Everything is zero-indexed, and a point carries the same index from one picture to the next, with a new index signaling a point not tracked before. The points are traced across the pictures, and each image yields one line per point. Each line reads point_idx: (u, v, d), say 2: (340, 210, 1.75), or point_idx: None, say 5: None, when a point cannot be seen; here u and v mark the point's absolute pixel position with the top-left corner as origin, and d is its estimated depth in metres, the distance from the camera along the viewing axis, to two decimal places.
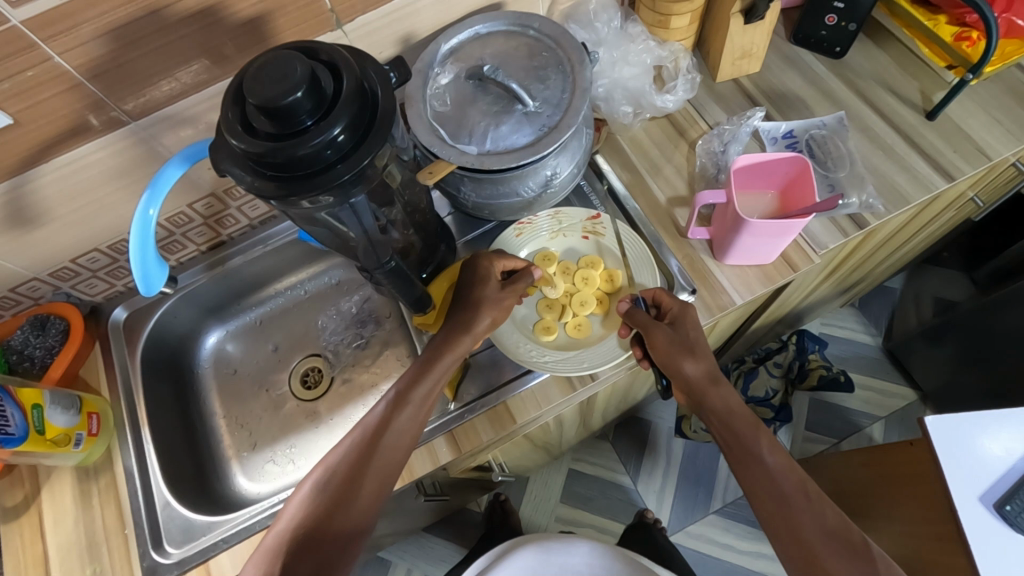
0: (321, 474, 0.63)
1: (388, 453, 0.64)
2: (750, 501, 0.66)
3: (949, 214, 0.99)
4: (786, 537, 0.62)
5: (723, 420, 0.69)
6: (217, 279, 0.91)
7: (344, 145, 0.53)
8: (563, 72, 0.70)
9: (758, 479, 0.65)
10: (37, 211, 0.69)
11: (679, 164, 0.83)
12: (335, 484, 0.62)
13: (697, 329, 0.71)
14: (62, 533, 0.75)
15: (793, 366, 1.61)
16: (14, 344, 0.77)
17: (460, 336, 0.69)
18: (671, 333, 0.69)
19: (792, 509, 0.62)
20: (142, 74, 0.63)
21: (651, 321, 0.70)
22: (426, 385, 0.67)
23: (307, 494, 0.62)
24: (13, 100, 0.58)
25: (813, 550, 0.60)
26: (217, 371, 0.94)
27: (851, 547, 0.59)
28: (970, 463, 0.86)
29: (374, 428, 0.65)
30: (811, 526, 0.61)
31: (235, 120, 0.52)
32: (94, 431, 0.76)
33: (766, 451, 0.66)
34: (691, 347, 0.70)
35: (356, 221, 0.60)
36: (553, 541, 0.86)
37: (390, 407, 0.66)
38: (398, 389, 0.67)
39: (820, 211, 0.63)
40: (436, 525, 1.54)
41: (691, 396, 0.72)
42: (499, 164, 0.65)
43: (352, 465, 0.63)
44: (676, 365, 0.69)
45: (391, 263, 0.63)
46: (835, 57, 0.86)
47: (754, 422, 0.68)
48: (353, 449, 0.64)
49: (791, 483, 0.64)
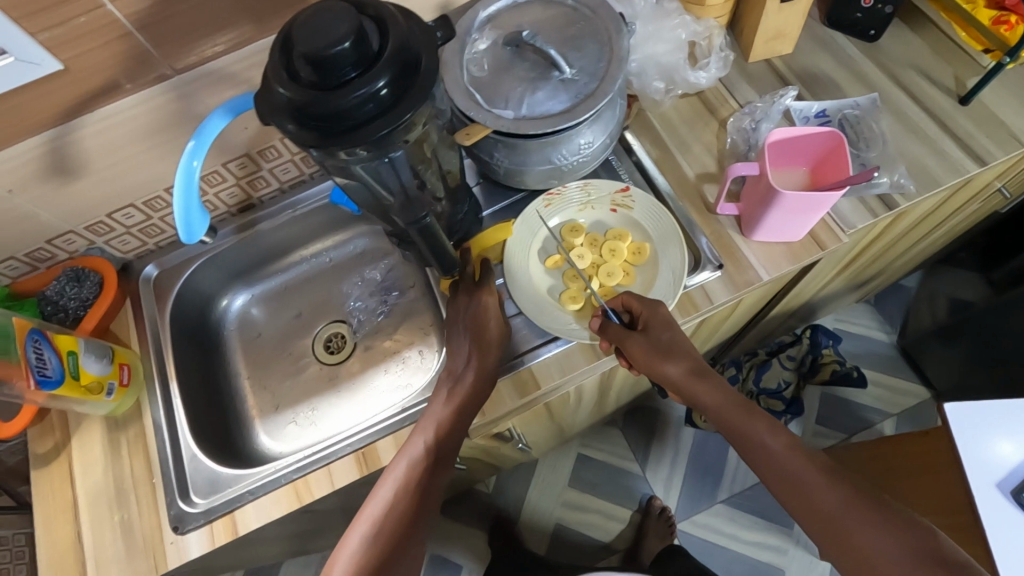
0: (366, 528, 0.65)
1: (428, 504, 0.67)
2: (768, 488, 0.64)
3: (974, 205, 0.99)
4: (809, 517, 0.59)
5: (718, 414, 0.68)
6: (244, 243, 0.92)
7: (386, 100, 0.53)
8: (599, 42, 0.70)
9: (763, 464, 0.63)
10: (79, 161, 0.70)
11: (709, 142, 0.83)
12: (384, 538, 0.64)
13: (670, 329, 0.70)
14: (91, 481, 0.76)
15: (806, 361, 1.60)
16: (50, 294, 0.79)
17: (481, 383, 0.71)
18: (646, 341, 0.69)
19: (807, 488, 0.60)
20: (188, 27, 0.64)
21: (624, 333, 0.70)
22: (457, 435, 0.69)
23: (356, 544, 0.64)
24: (63, 47, 0.59)
25: (838, 526, 0.57)
26: (241, 334, 0.96)
27: (878, 512, 0.56)
28: (985, 450, 0.86)
29: (416, 481, 0.66)
30: (831, 501, 0.58)
31: (280, 67, 0.52)
32: (125, 381, 0.78)
33: (764, 432, 0.64)
34: (667, 349, 0.69)
35: (395, 174, 0.61)
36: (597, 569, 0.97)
37: (427, 462, 0.67)
38: (431, 439, 0.68)
39: (854, 184, 0.64)
40: (444, 505, 1.55)
41: (682, 395, 0.71)
42: (535, 129, 0.66)
43: (398, 521, 0.65)
44: (656, 369, 0.69)
45: (425, 220, 0.62)
46: (868, 41, 0.86)
47: (746, 408, 0.67)
48: (397, 501, 0.66)
49: (798, 459, 0.62)
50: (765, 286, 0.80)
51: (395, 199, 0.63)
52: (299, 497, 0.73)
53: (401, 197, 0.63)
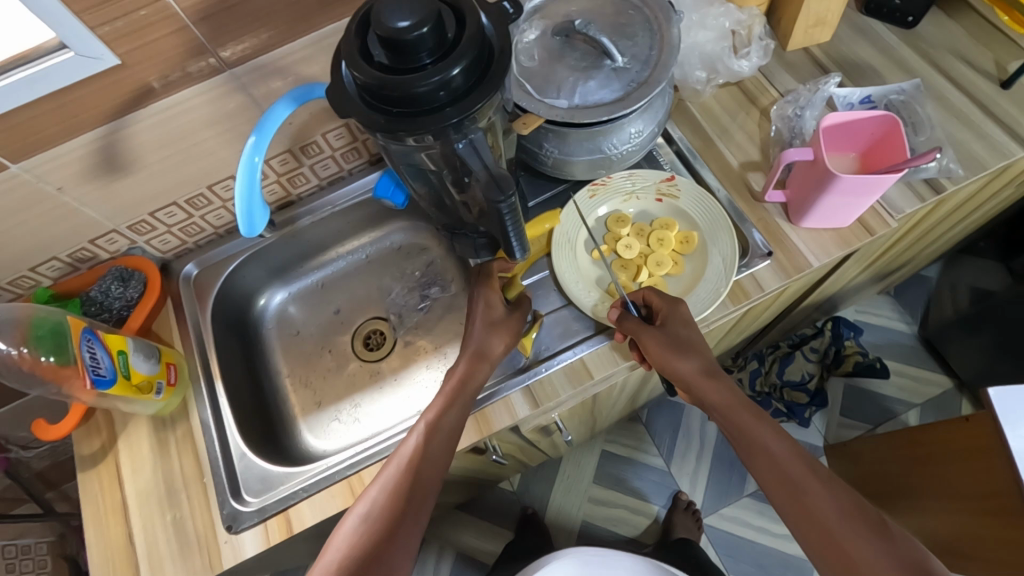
0: (362, 509, 0.60)
1: (430, 488, 0.62)
2: (764, 490, 0.64)
3: (1008, 190, 0.99)
4: (804, 523, 0.59)
5: (724, 414, 0.67)
6: (285, 239, 0.91)
7: (458, 87, 0.53)
8: (651, 30, 0.70)
9: (764, 468, 0.63)
10: (129, 157, 0.70)
11: (752, 130, 0.83)
12: (379, 519, 0.59)
13: (688, 326, 0.69)
14: (140, 480, 0.75)
15: (829, 352, 1.59)
16: (96, 295, 0.78)
17: (480, 362, 0.70)
18: (662, 335, 0.68)
19: (807, 496, 0.60)
20: (244, 20, 0.64)
21: (641, 325, 0.69)
22: (454, 414, 0.67)
23: (351, 526, 0.59)
24: (122, 41, 0.59)
25: (834, 535, 0.57)
26: (279, 332, 0.95)
27: (874, 527, 0.57)
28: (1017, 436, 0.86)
29: (416, 455, 0.63)
30: (829, 511, 0.59)
31: (356, 51, 0.53)
32: (172, 381, 0.77)
33: (769, 437, 0.64)
34: (683, 345, 0.68)
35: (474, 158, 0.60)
36: (594, 557, 0.98)
37: (425, 437, 0.65)
38: (430, 418, 0.66)
39: (913, 165, 0.63)
40: (469, 503, 1.55)
41: (691, 393, 0.70)
42: (590, 117, 0.66)
43: (396, 499, 0.60)
44: (670, 366, 0.67)
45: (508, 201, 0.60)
46: (907, 28, 0.87)
47: (746, 413, 0.66)
48: (395, 480, 0.61)
49: (800, 466, 0.62)
50: (813, 273, 0.80)
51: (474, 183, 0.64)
52: (354, 493, 0.72)
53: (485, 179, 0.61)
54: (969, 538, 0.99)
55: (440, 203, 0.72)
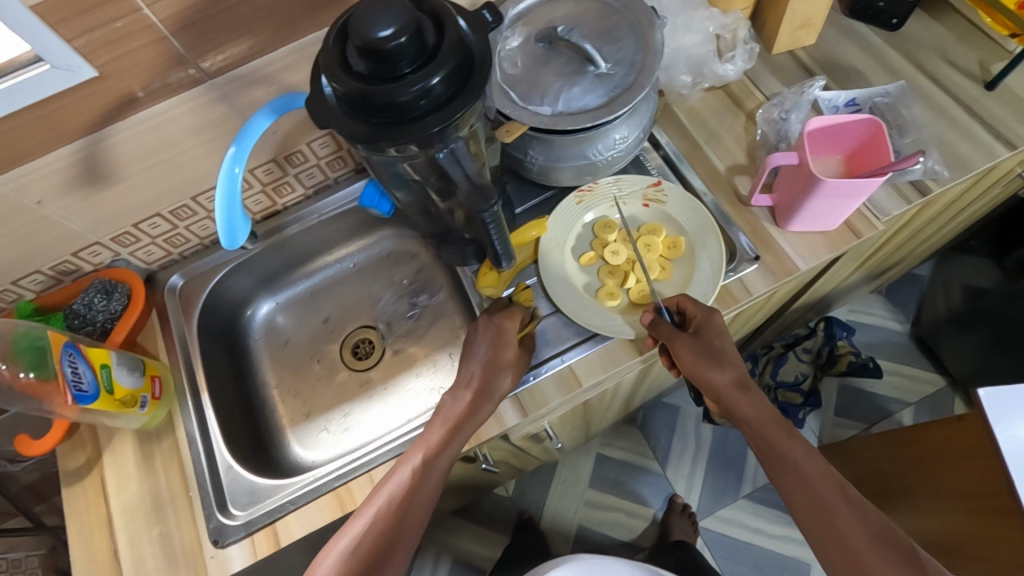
0: (341, 551, 0.61)
1: (415, 524, 0.63)
2: (791, 508, 0.65)
3: (996, 189, 0.99)
4: (830, 544, 0.61)
5: (756, 428, 0.68)
6: (272, 248, 0.91)
7: (439, 96, 0.53)
8: (635, 35, 0.69)
9: (794, 486, 0.64)
10: (110, 169, 0.69)
11: (739, 134, 0.83)
12: (353, 565, 0.60)
13: (723, 336, 0.68)
14: (126, 495, 0.75)
15: (822, 352, 1.60)
16: (78, 308, 0.77)
17: (482, 403, 0.68)
18: (696, 344, 0.67)
19: (836, 517, 0.61)
20: (223, 29, 0.63)
21: (673, 333, 0.68)
22: (448, 452, 0.66)
23: (336, 556, 0.61)
24: (99, 52, 0.58)
25: (860, 558, 0.59)
26: (268, 342, 0.94)
27: (900, 553, 0.59)
28: (1009, 435, 0.86)
29: (400, 498, 0.63)
30: (857, 533, 0.60)
31: (334, 61, 0.52)
32: (157, 394, 0.77)
33: (800, 454, 0.66)
34: (717, 356, 0.68)
35: (457, 167, 0.59)
36: (592, 564, 0.97)
37: (419, 473, 0.64)
38: (426, 453, 0.66)
39: (896, 170, 0.63)
40: (465, 509, 1.54)
41: (720, 404, 0.71)
42: (574, 124, 0.66)
43: (373, 544, 0.61)
44: (702, 375, 0.68)
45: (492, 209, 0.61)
46: (892, 30, 0.86)
47: (775, 429, 0.68)
48: (378, 519, 0.62)
49: (830, 487, 0.63)
50: (802, 276, 0.80)
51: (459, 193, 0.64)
52: (343, 505, 0.72)
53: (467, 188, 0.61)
54: (970, 538, 0.97)
55: (427, 212, 0.72)
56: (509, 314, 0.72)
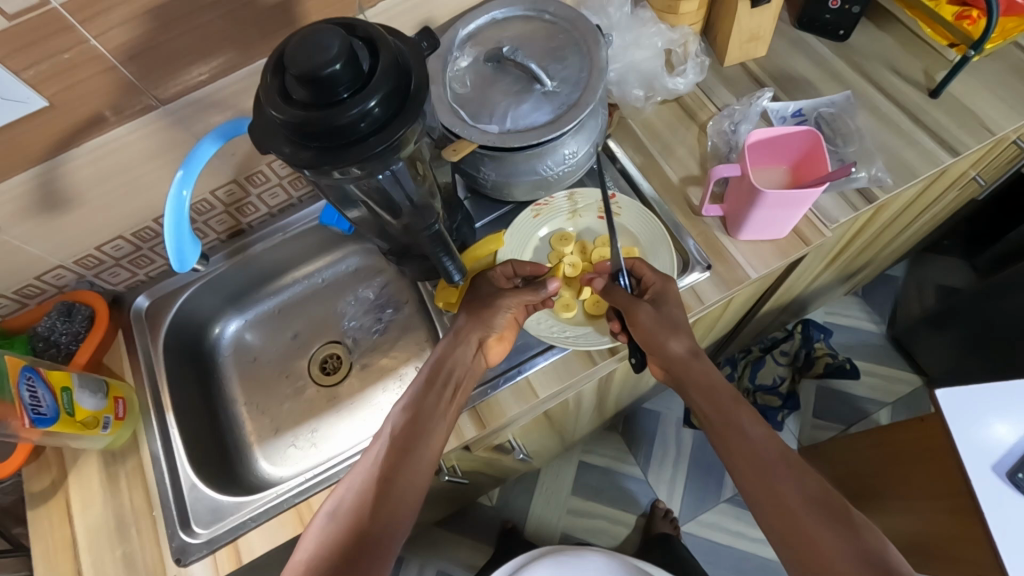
0: (333, 504, 0.62)
1: (410, 466, 0.63)
2: (734, 474, 0.65)
3: (952, 193, 1.00)
4: (767, 505, 0.61)
5: (707, 395, 0.70)
6: (238, 267, 0.92)
7: (379, 117, 0.54)
8: (580, 52, 0.71)
9: (738, 450, 0.65)
10: (68, 195, 0.70)
11: (692, 145, 0.85)
12: (348, 513, 0.60)
13: (678, 305, 0.72)
14: (90, 516, 0.75)
15: (799, 355, 1.60)
16: (41, 331, 0.78)
17: (455, 342, 0.73)
18: (653, 312, 0.70)
19: (774, 479, 0.61)
20: (174, 57, 0.65)
21: (632, 300, 0.71)
22: (433, 397, 0.69)
23: (329, 512, 0.61)
24: (49, 83, 0.60)
25: (796, 517, 0.59)
26: (236, 359, 0.95)
27: (833, 515, 0.58)
28: (968, 436, 0.87)
29: (391, 445, 0.65)
30: (793, 494, 0.60)
31: (274, 91, 0.53)
32: (121, 415, 0.77)
33: (748, 422, 0.66)
34: (674, 325, 0.70)
35: (398, 188, 0.61)
36: (567, 556, 0.96)
37: (403, 418, 0.67)
38: (408, 400, 0.69)
39: (833, 180, 0.66)
40: (449, 519, 1.54)
41: (670, 371, 0.72)
42: (521, 142, 0.67)
43: (368, 490, 0.61)
44: (658, 342, 0.70)
45: (436, 225, 0.69)
46: (839, 40, 0.89)
47: (721, 398, 0.69)
48: (370, 469, 0.63)
49: (773, 451, 0.63)
50: (755, 284, 0.81)
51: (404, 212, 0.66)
52: (303, 520, 0.73)
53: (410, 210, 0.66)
54: (935, 538, 0.98)
55: (382, 230, 0.73)
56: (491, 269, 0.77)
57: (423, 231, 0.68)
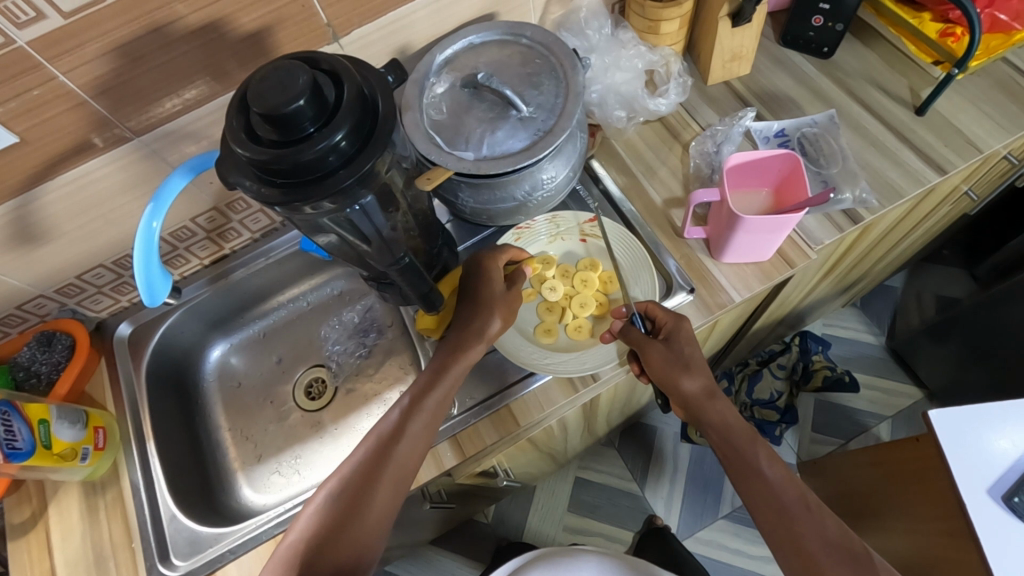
0: (332, 486, 0.63)
1: (402, 463, 0.64)
2: (751, 513, 0.65)
3: (945, 208, 0.98)
4: (788, 548, 0.61)
5: (722, 434, 0.68)
6: (220, 292, 0.91)
7: (347, 151, 0.53)
8: (556, 78, 0.71)
9: (758, 492, 0.64)
10: (44, 226, 0.70)
11: (674, 166, 0.84)
12: (341, 501, 0.62)
13: (692, 343, 0.69)
14: (69, 548, 0.74)
15: (796, 368, 1.49)
16: (20, 361, 0.78)
17: (474, 342, 0.69)
18: (666, 351, 0.68)
19: (794, 521, 0.62)
20: (147, 91, 0.65)
21: (645, 340, 0.70)
22: (438, 392, 0.67)
23: (321, 500, 0.62)
24: (19, 119, 0.60)
25: (817, 561, 0.59)
26: (221, 385, 0.95)
27: (855, 559, 0.59)
28: (961, 457, 0.85)
29: (387, 435, 0.64)
30: (813, 538, 0.60)
31: (240, 129, 0.52)
32: (100, 445, 0.76)
33: (764, 462, 0.66)
34: (687, 363, 0.69)
35: (367, 221, 0.61)
36: (562, 558, 0.85)
37: (407, 413, 0.66)
38: (416, 393, 0.67)
39: (812, 205, 0.64)
40: (445, 539, 1.47)
41: (687, 409, 0.71)
42: (496, 169, 0.66)
43: (361, 481, 0.62)
44: (673, 381, 0.69)
45: (405, 258, 0.65)
46: (824, 57, 0.88)
47: (733, 446, 0.67)
48: (364, 458, 0.64)
49: (793, 493, 0.64)
50: (741, 306, 0.80)
51: (373, 245, 0.64)
52: None
53: (378, 242, 0.64)
54: (935, 559, 0.95)
55: (361, 259, 0.72)
56: (489, 255, 0.75)
57: (392, 265, 0.66)
